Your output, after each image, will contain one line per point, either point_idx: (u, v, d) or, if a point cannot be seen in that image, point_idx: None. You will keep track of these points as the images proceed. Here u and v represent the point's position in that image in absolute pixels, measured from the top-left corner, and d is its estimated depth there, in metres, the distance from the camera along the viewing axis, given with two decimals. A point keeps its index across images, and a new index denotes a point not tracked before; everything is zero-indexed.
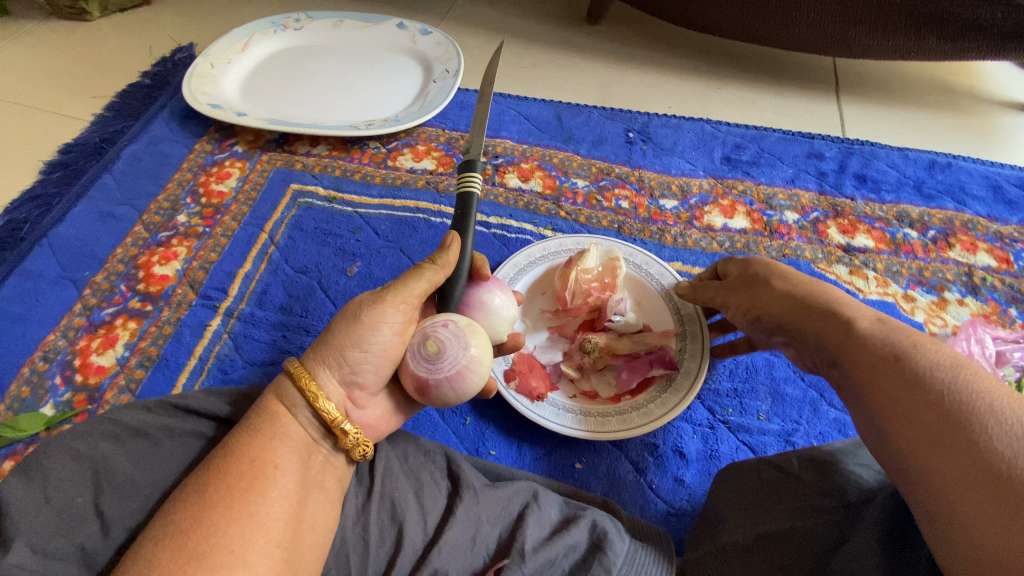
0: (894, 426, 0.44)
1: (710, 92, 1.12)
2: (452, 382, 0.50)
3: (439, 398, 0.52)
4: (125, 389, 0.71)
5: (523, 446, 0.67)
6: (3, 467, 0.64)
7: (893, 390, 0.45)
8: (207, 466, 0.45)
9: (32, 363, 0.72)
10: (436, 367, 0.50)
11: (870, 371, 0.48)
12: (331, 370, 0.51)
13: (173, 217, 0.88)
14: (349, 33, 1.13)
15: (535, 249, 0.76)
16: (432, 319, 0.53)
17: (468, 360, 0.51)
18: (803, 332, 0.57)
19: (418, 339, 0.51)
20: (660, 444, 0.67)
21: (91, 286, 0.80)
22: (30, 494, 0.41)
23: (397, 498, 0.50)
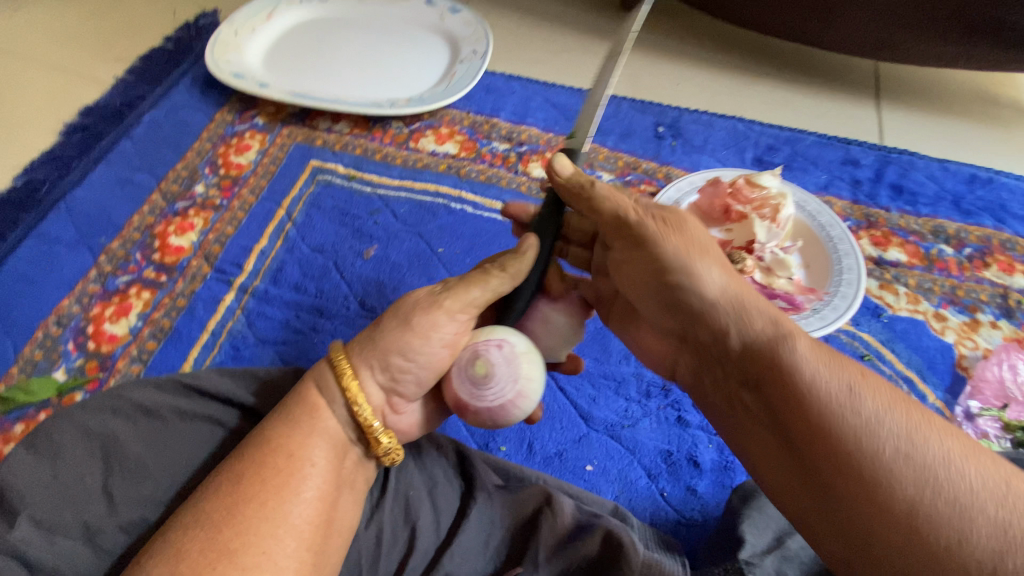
0: (827, 468, 0.38)
1: (744, 90, 1.09)
2: (491, 414, 0.49)
3: (475, 420, 0.50)
4: (136, 359, 0.70)
5: (534, 443, 0.65)
6: (15, 430, 0.64)
7: (810, 440, 0.40)
8: (247, 458, 0.43)
9: (46, 327, 0.72)
10: (478, 394, 0.48)
11: (792, 424, 0.41)
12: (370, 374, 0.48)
13: (191, 187, 0.87)
14: (377, 6, 1.10)
15: (714, 174, 0.85)
16: (486, 334, 0.50)
17: (515, 394, 0.49)
18: (697, 341, 0.51)
19: (465, 356, 0.49)
20: (674, 451, 0.65)
21: (106, 253, 0.79)
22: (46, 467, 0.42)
23: (411, 496, 0.49)
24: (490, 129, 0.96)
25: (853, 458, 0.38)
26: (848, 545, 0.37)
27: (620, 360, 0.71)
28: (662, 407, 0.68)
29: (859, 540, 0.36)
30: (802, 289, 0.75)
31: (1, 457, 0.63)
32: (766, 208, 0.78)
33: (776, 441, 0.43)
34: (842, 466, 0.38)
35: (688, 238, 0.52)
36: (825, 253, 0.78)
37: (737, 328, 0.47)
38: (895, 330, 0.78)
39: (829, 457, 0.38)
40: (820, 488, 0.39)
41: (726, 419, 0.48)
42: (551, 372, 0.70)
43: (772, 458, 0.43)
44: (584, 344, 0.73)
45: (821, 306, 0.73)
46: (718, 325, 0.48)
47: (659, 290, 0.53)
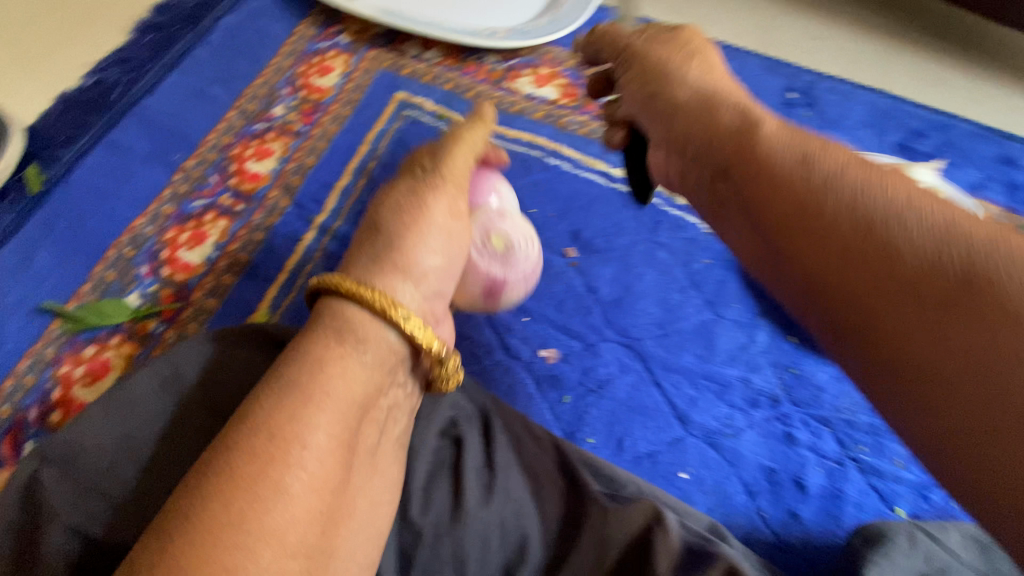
0: (868, 286, 0.32)
1: (891, 59, 0.93)
2: (525, 280, 0.57)
3: (504, 299, 0.57)
4: (213, 293, 0.66)
5: (625, 441, 0.60)
6: (86, 352, 0.62)
7: (838, 249, 0.34)
8: (249, 440, 0.35)
9: (119, 247, 0.68)
10: (508, 268, 0.55)
11: (815, 235, 0.35)
12: (415, 280, 0.44)
13: (269, 108, 0.79)
14: None
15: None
16: (479, 211, 0.54)
17: (530, 264, 0.57)
18: (693, 163, 0.45)
19: (481, 237, 0.53)
20: (778, 470, 0.60)
21: (182, 172, 0.74)
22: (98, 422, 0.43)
23: (517, 498, 0.44)
24: None
25: (910, 261, 0.31)
26: (903, 376, 0.31)
27: (726, 361, 0.64)
28: (768, 419, 0.62)
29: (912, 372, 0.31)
30: None
31: (71, 379, 0.61)
32: None
33: (792, 262, 0.37)
34: (891, 278, 0.31)
35: (699, 60, 0.50)
36: None
37: (763, 143, 0.39)
38: None
39: (866, 270, 0.32)
40: (856, 315, 0.33)
41: (748, 252, 0.42)
42: (648, 364, 0.64)
43: (799, 288, 0.37)
44: (687, 338, 0.66)
45: None
46: (737, 148, 0.41)
47: (679, 121, 0.46)
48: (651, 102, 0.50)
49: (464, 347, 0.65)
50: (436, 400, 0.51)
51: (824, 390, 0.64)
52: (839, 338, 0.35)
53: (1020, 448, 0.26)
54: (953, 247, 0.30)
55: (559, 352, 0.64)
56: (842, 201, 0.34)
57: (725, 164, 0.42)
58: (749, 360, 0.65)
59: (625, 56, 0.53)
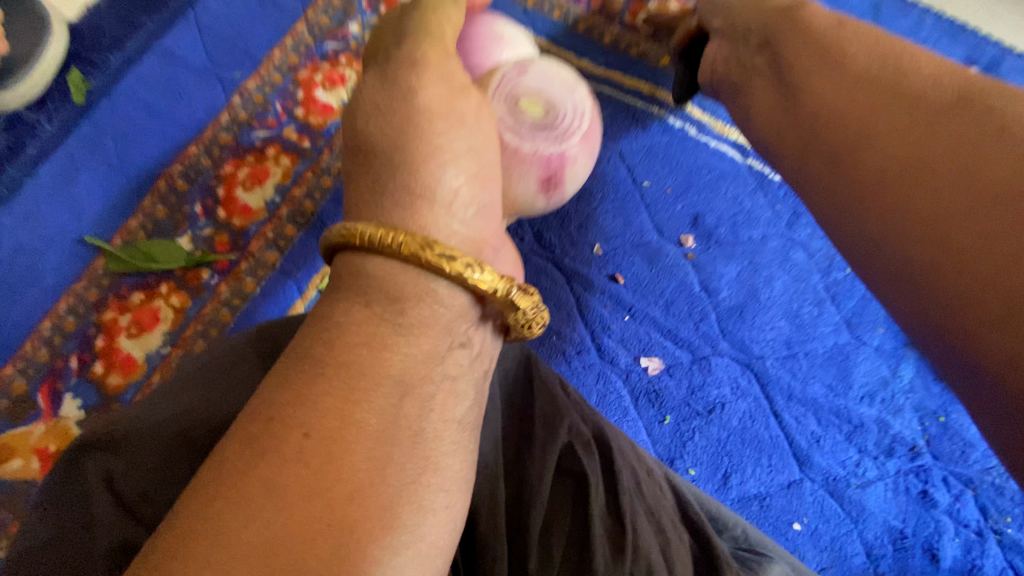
0: (901, 184, 0.30)
1: None
2: (587, 140, 0.37)
3: (572, 179, 0.38)
4: (273, 245, 0.58)
5: (732, 477, 0.52)
6: (133, 299, 0.55)
7: (884, 148, 0.31)
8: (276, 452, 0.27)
9: (170, 178, 0.59)
10: (562, 132, 0.36)
11: (869, 139, 0.32)
12: (454, 210, 0.32)
13: (343, 24, 0.65)
14: None
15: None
16: (489, 74, 0.36)
17: (586, 114, 0.37)
18: (778, 73, 0.42)
19: (504, 106, 0.35)
20: (907, 534, 0.51)
21: (241, 94, 0.63)
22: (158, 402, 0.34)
23: (652, 557, 0.34)
24: None
25: (932, 99, 0.30)
26: (908, 275, 0.28)
27: (862, 399, 0.54)
28: (902, 472, 0.52)
29: (916, 267, 0.28)
30: None
31: (116, 327, 0.55)
32: None
33: (835, 172, 0.34)
34: (913, 115, 0.31)
35: None
36: None
37: (803, 20, 0.42)
38: None
39: (902, 171, 0.30)
40: (877, 211, 0.31)
41: (772, 127, 0.42)
42: (766, 389, 0.54)
43: (815, 152, 0.37)
44: (818, 363, 0.55)
45: None
46: (772, 29, 0.44)
47: (771, 36, 0.45)
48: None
49: (551, 342, 0.56)
50: (550, 424, 0.38)
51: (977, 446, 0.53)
52: (859, 244, 0.32)
53: (997, 266, 0.24)
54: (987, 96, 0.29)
55: (664, 364, 0.55)
56: (886, 65, 0.35)
57: (758, 55, 0.45)
58: (890, 400, 0.54)
59: None
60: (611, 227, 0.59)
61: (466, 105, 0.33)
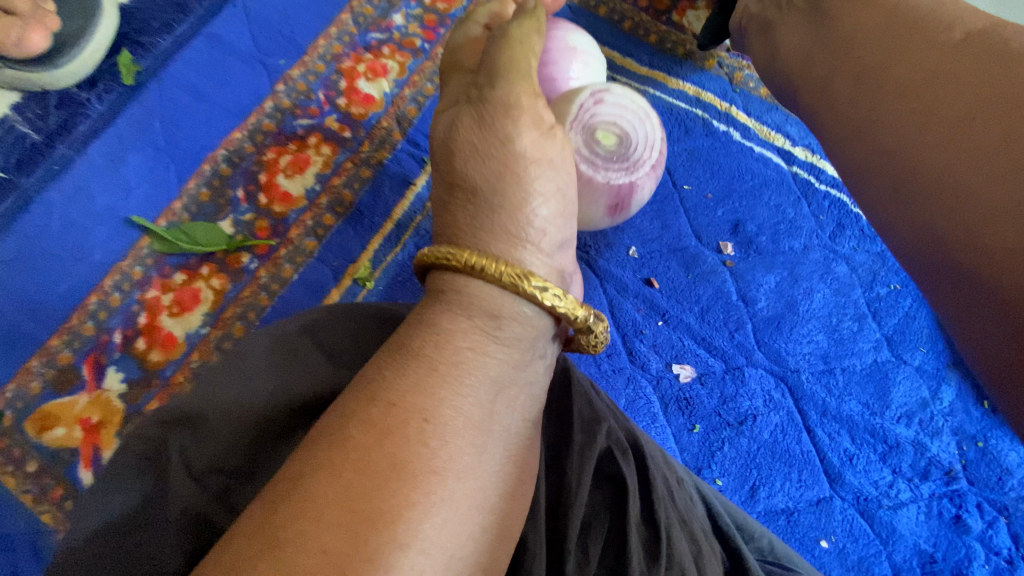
0: (925, 110, 0.33)
1: None
2: (655, 170, 0.43)
3: (636, 203, 0.44)
4: (311, 232, 0.59)
5: (760, 490, 0.51)
6: (174, 279, 0.57)
7: (911, 76, 0.34)
8: (337, 431, 0.26)
9: (214, 161, 0.61)
10: (632, 164, 0.41)
11: (895, 76, 0.35)
12: (542, 245, 0.31)
13: (388, 15, 0.66)
14: None
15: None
16: (569, 106, 0.39)
17: (656, 144, 0.42)
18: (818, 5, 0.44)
19: (581, 138, 0.39)
20: (938, 560, 0.50)
21: (285, 81, 0.64)
22: (221, 389, 0.30)
23: (687, 566, 0.34)
24: None
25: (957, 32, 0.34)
26: (919, 195, 0.32)
27: (898, 419, 0.53)
28: (936, 496, 0.51)
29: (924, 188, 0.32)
30: None
31: (158, 307, 0.56)
32: None
33: (864, 103, 0.37)
34: (935, 63, 0.34)
35: None
36: None
37: None
38: None
39: (929, 98, 0.33)
40: (899, 141, 0.34)
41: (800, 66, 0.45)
42: (800, 403, 0.53)
43: (849, 90, 0.39)
44: (854, 380, 0.54)
45: None
46: None
47: None
48: None
49: None
50: (590, 427, 0.36)
51: (1015, 475, 0.51)
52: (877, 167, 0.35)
53: (999, 190, 0.28)
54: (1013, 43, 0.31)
55: (695, 372, 0.54)
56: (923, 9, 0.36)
57: None
58: (927, 421, 0.53)
59: None
60: (648, 230, 0.58)
61: (553, 148, 0.32)
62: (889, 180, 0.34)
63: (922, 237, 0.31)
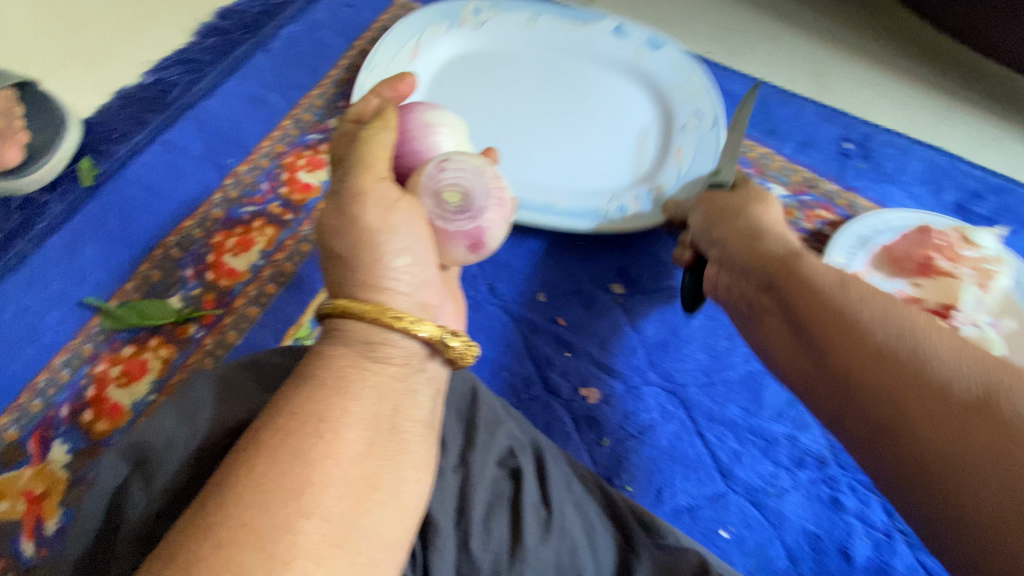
0: (858, 368, 0.46)
1: (948, 116, 0.92)
2: (501, 212, 0.49)
3: (494, 241, 0.50)
4: (254, 301, 0.66)
5: (664, 491, 0.58)
6: (124, 352, 0.61)
7: (831, 332, 0.49)
8: (277, 426, 0.35)
9: (166, 247, 0.68)
10: (478, 210, 0.48)
11: (830, 345, 0.49)
12: (402, 288, 0.42)
13: (325, 120, 0.79)
14: (546, 37, 0.82)
15: (916, 219, 0.72)
16: (416, 177, 0.47)
17: (498, 192, 0.49)
18: (739, 264, 0.61)
19: (429, 200, 0.47)
20: (823, 537, 0.57)
21: (233, 177, 0.74)
22: (162, 442, 0.42)
23: (577, 540, 0.43)
24: None
25: (874, 306, 0.48)
26: (872, 426, 0.44)
27: (773, 417, 0.62)
28: (814, 481, 0.59)
29: (878, 422, 0.44)
30: None
31: (106, 379, 0.60)
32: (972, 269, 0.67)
33: (814, 363, 0.51)
34: (860, 305, 0.49)
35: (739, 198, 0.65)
36: None
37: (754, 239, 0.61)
38: None
39: (855, 359, 0.46)
40: (847, 391, 0.47)
41: (736, 297, 0.62)
42: (691, 412, 0.62)
43: (802, 356, 0.53)
44: (733, 389, 0.64)
45: None
46: (744, 239, 0.62)
47: (730, 240, 0.62)
48: (722, 218, 0.64)
49: (501, 378, 0.64)
50: (492, 428, 0.48)
51: None
52: (831, 403, 0.49)
53: (946, 431, 0.39)
54: (886, 314, 0.47)
55: (601, 393, 0.62)
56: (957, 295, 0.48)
57: (732, 263, 0.62)
58: (797, 417, 0.62)
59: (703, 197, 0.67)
60: (552, 279, 0.69)
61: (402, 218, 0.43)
62: (858, 424, 0.46)
63: (913, 470, 0.41)
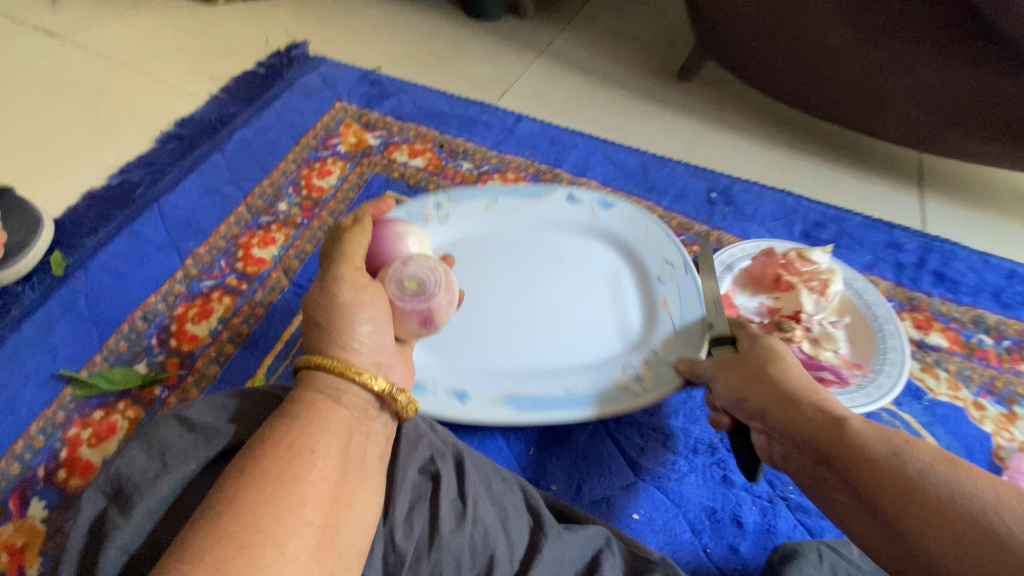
0: (924, 530, 0.45)
1: (794, 165, 1.14)
2: (450, 294, 0.59)
3: (443, 319, 0.59)
4: (214, 360, 0.74)
5: (583, 486, 0.68)
6: (94, 415, 0.68)
7: (888, 494, 0.47)
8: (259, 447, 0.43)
9: (132, 321, 0.76)
10: (431, 293, 0.58)
11: (882, 498, 0.47)
12: (360, 349, 0.51)
13: (275, 204, 0.92)
14: (511, 220, 0.82)
15: (766, 245, 0.89)
16: (386, 270, 0.58)
17: (448, 281, 0.60)
18: (781, 427, 0.56)
19: (393, 286, 0.57)
20: (718, 509, 0.68)
21: (193, 257, 0.84)
22: (136, 476, 0.48)
23: (488, 525, 0.52)
24: (553, 179, 1.01)
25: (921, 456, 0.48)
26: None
27: (670, 415, 0.74)
28: (707, 464, 0.71)
29: None
30: (847, 363, 0.79)
31: (78, 441, 0.66)
32: (814, 281, 0.81)
33: (873, 521, 0.49)
34: (899, 451, 0.49)
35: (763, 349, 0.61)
36: (871, 333, 0.81)
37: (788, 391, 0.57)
38: (934, 415, 0.80)
39: (921, 519, 0.45)
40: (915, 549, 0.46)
41: (788, 455, 0.58)
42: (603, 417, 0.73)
43: (861, 514, 0.50)
44: None
45: (864, 383, 0.76)
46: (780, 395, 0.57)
47: (761, 397, 0.58)
48: (748, 376, 0.60)
49: None
50: (415, 442, 0.56)
51: None
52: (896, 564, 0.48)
53: None
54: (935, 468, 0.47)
55: None
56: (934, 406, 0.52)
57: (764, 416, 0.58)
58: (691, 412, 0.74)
59: (726, 357, 0.63)
60: None
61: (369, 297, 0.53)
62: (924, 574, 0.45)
63: None
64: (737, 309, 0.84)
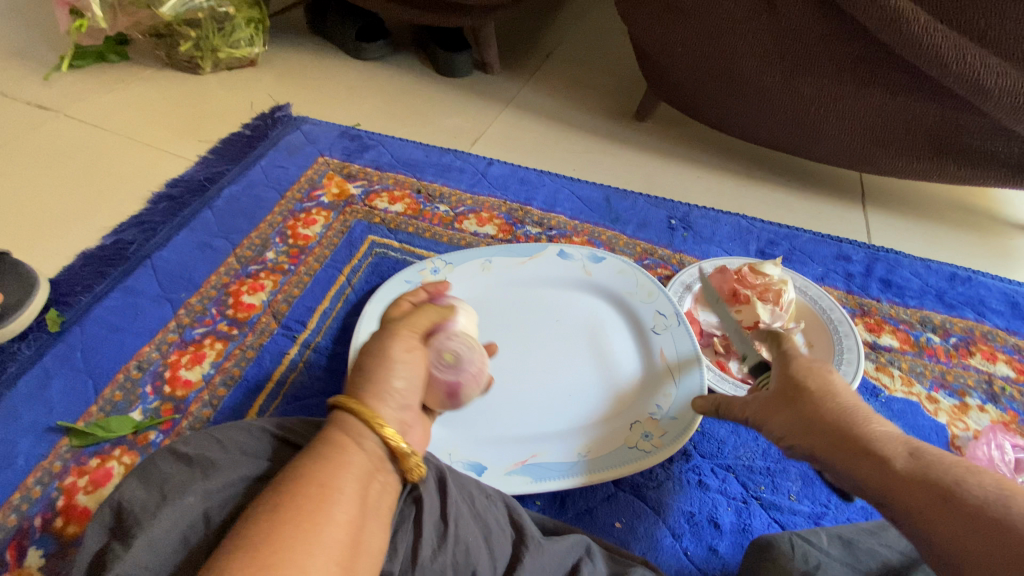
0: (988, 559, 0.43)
1: (747, 191, 1.23)
2: (478, 375, 0.62)
3: (465, 397, 0.61)
4: (207, 403, 0.77)
5: (566, 500, 0.72)
6: (90, 463, 0.71)
7: (948, 520, 0.45)
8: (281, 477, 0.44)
9: (127, 371, 0.80)
10: (466, 370, 0.60)
11: (943, 528, 0.46)
12: (386, 401, 0.51)
13: (262, 253, 0.97)
14: (506, 279, 0.88)
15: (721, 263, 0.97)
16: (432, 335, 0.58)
17: (480, 363, 0.62)
18: (832, 453, 0.54)
19: (434, 355, 0.57)
20: (696, 513, 0.71)
21: (185, 307, 0.88)
22: (138, 508, 0.45)
23: (470, 543, 0.52)
24: (524, 215, 1.09)
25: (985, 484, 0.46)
26: None
27: None
28: (684, 471, 0.75)
29: None
30: None
31: (73, 489, 0.68)
32: (768, 292, 0.88)
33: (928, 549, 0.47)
34: (961, 478, 0.47)
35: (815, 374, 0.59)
36: (827, 334, 0.87)
37: (841, 418, 0.55)
38: (893, 410, 0.85)
39: (986, 547, 0.43)
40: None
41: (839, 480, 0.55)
42: None
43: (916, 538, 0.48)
44: None
45: None
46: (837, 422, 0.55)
47: (814, 422, 0.56)
48: (801, 404, 0.57)
49: None
50: None
51: (726, 442, 0.78)
52: None
53: None
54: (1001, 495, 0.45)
55: None
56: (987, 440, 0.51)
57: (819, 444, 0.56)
58: None
59: (779, 386, 0.60)
60: None
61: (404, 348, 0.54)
62: None
63: None
64: (700, 323, 0.89)
